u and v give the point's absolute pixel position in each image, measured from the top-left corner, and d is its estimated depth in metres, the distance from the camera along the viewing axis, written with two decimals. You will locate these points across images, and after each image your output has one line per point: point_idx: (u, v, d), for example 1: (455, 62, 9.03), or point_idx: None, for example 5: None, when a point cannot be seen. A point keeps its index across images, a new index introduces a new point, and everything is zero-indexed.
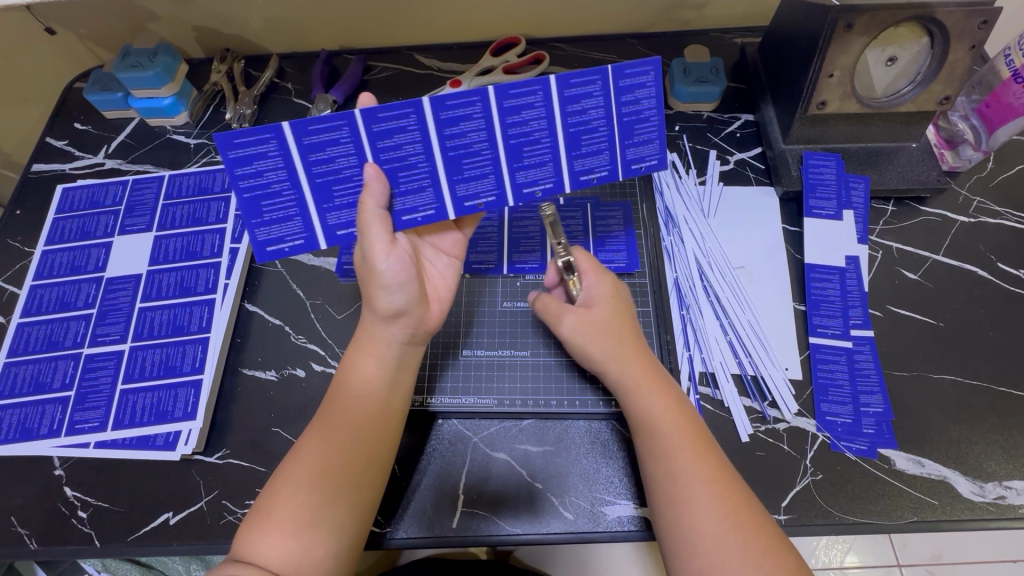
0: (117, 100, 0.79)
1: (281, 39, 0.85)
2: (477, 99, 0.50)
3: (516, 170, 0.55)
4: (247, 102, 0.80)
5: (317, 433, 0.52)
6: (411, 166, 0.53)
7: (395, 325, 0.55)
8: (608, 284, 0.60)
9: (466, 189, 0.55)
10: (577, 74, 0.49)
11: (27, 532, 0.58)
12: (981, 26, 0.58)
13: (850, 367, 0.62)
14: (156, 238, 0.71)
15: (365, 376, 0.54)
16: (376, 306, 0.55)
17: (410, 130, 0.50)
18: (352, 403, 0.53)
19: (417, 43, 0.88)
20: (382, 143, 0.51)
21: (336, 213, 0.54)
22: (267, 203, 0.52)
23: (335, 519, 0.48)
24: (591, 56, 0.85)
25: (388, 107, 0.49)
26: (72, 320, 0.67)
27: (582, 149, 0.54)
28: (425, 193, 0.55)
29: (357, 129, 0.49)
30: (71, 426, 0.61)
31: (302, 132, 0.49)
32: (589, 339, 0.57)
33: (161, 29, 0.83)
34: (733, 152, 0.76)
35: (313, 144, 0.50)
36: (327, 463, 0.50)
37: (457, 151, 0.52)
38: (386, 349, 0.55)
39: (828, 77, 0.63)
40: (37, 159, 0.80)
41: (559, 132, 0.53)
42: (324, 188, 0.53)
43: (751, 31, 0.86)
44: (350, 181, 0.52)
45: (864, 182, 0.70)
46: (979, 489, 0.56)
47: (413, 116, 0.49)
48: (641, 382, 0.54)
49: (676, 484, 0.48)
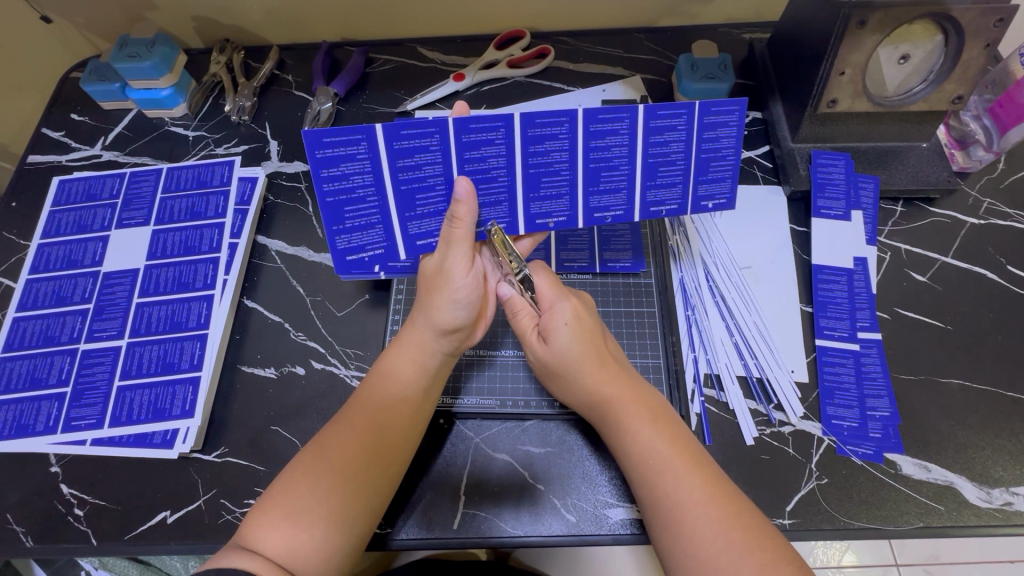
0: (114, 90, 0.78)
1: (280, 29, 0.84)
2: (566, 120, 0.51)
3: (591, 195, 0.56)
4: (246, 94, 0.79)
5: (340, 425, 0.51)
6: (491, 179, 0.53)
7: (446, 339, 0.55)
8: (569, 308, 0.55)
9: (540, 208, 0.56)
10: (668, 107, 0.51)
11: (23, 529, 0.58)
12: (997, 24, 0.57)
13: (857, 371, 0.61)
14: (155, 231, 0.70)
15: (403, 379, 0.54)
16: (434, 317, 0.54)
17: (496, 143, 0.51)
18: (382, 403, 0.52)
19: (420, 35, 0.86)
20: (468, 155, 0.51)
21: (417, 222, 0.55)
22: (349, 208, 0.52)
23: (346, 513, 0.48)
24: (596, 50, 0.84)
25: (481, 119, 0.50)
26: (69, 315, 0.66)
27: (656, 181, 0.56)
28: (501, 207, 0.55)
29: (446, 138, 0.50)
30: (67, 423, 0.60)
31: (393, 137, 0.49)
32: (556, 372, 0.55)
33: (159, 19, 0.82)
34: (740, 150, 0.75)
35: (402, 150, 0.50)
36: (348, 457, 0.49)
37: (538, 169, 0.53)
38: (429, 357, 0.54)
39: (839, 75, 0.62)
40: (33, 150, 0.79)
41: (638, 161, 0.55)
42: (407, 197, 0.53)
43: (761, 26, 0.84)
44: (432, 190, 0.53)
45: (873, 182, 0.69)
46: (985, 495, 0.56)
47: (502, 129, 0.50)
48: (617, 407, 0.52)
49: (664, 507, 0.48)
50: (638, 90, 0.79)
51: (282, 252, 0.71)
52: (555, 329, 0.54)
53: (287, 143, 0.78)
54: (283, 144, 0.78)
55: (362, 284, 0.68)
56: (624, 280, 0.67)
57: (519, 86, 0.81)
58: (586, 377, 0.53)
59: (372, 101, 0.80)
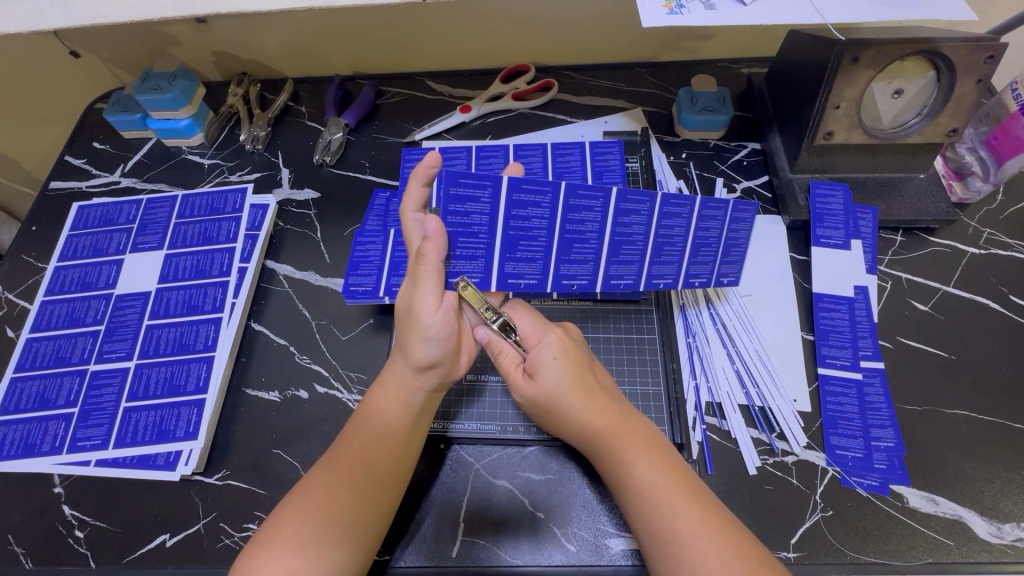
0: (136, 121, 0.81)
1: (296, 63, 0.88)
2: (601, 195, 0.55)
3: (653, 265, 0.60)
4: (262, 124, 0.83)
5: (327, 467, 0.52)
6: (532, 238, 0.57)
7: (425, 376, 0.54)
8: (553, 342, 0.56)
9: (617, 271, 0.60)
10: (716, 201, 0.57)
11: (23, 550, 0.58)
12: (987, 61, 0.58)
13: (860, 401, 0.61)
14: (167, 256, 0.72)
15: (387, 416, 0.54)
16: (411, 356, 0.53)
17: (594, 211, 0.56)
18: (367, 442, 0.53)
19: (429, 69, 0.89)
20: (571, 215, 0.56)
21: (513, 263, 0.58)
22: (462, 239, 0.55)
23: (333, 551, 0.47)
24: (598, 83, 0.86)
25: (533, 183, 0.53)
26: (80, 336, 0.67)
27: (662, 258, 0.60)
28: (585, 267, 0.59)
29: (557, 198, 0.55)
30: (73, 444, 0.61)
31: (515, 190, 0.53)
32: (548, 407, 0.55)
33: (181, 53, 0.86)
34: (740, 180, 0.76)
35: (519, 201, 0.54)
36: (337, 496, 0.50)
37: (620, 237, 0.58)
38: (411, 394, 0.54)
39: (835, 108, 0.63)
40: (55, 176, 0.82)
41: (690, 238, 0.59)
42: (512, 240, 0.56)
43: (758, 61, 0.87)
44: (534, 240, 0.57)
45: (872, 213, 0.70)
46: (996, 530, 0.55)
47: (601, 200, 0.55)
48: (611, 437, 0.52)
49: (663, 540, 0.47)
50: (638, 121, 0.81)
51: (290, 276, 0.72)
52: (541, 363, 0.55)
53: (298, 170, 0.80)
54: (294, 172, 0.80)
55: (367, 308, 0.69)
56: (625, 306, 0.68)
57: (523, 118, 0.84)
58: (579, 408, 0.53)
59: (381, 132, 0.83)
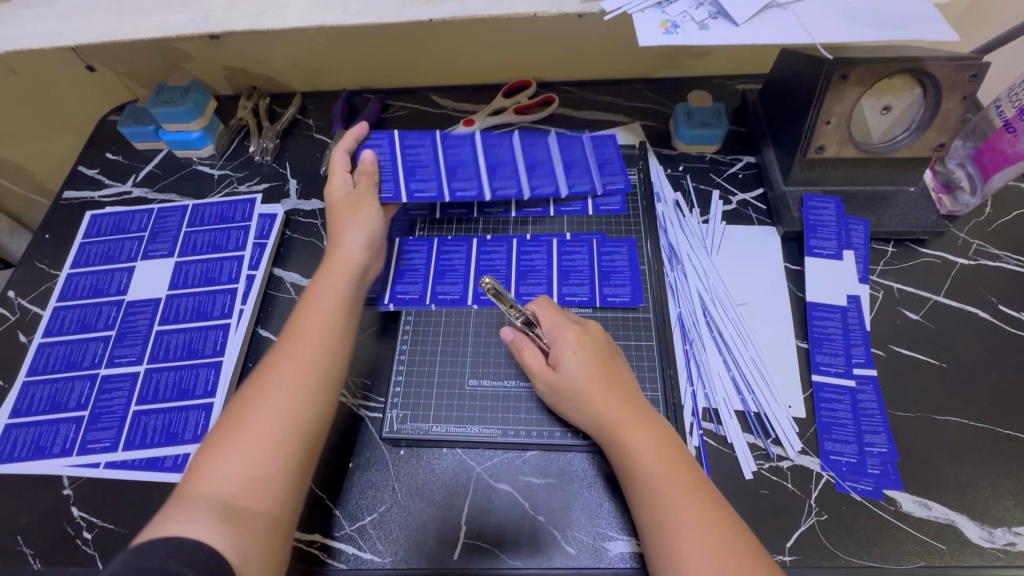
0: (149, 132, 0.84)
1: (304, 77, 0.90)
2: (507, 138, 0.78)
3: (532, 180, 0.76)
4: (270, 137, 0.85)
5: (277, 347, 0.55)
6: (463, 165, 0.76)
7: (361, 252, 0.65)
8: (574, 337, 0.59)
9: (536, 183, 0.76)
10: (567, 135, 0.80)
11: (31, 551, 0.58)
12: (971, 79, 0.61)
13: (853, 407, 0.62)
14: (177, 263, 0.74)
15: (329, 293, 0.60)
16: (348, 238, 0.65)
17: (507, 147, 0.78)
18: (313, 317, 0.57)
19: (433, 84, 0.92)
20: (489, 149, 0.77)
21: (458, 181, 0.75)
22: (417, 169, 0.75)
23: (288, 424, 0.50)
24: (598, 99, 0.89)
25: (456, 134, 0.78)
26: (91, 341, 0.69)
27: (538, 174, 0.76)
28: (509, 182, 0.75)
29: (477, 142, 0.78)
30: (83, 446, 0.62)
31: (445, 138, 0.78)
32: (565, 396, 0.58)
33: (194, 68, 0.88)
34: (735, 192, 0.78)
35: (449, 142, 0.77)
36: (286, 372, 0.53)
37: (531, 159, 0.77)
38: (350, 272, 0.63)
39: (825, 123, 0.66)
40: (69, 186, 0.85)
41: (557, 162, 0.77)
42: (452, 167, 0.76)
43: (752, 77, 0.90)
44: (466, 167, 0.76)
45: (863, 224, 0.72)
46: (988, 534, 0.56)
47: (511, 140, 0.78)
48: (621, 429, 0.54)
49: (665, 528, 0.48)
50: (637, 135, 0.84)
51: (297, 284, 0.74)
52: (562, 356, 0.58)
53: (305, 181, 0.82)
54: (301, 183, 0.82)
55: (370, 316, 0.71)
56: (623, 314, 0.69)
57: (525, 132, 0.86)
58: (591, 399, 0.56)
59: None
